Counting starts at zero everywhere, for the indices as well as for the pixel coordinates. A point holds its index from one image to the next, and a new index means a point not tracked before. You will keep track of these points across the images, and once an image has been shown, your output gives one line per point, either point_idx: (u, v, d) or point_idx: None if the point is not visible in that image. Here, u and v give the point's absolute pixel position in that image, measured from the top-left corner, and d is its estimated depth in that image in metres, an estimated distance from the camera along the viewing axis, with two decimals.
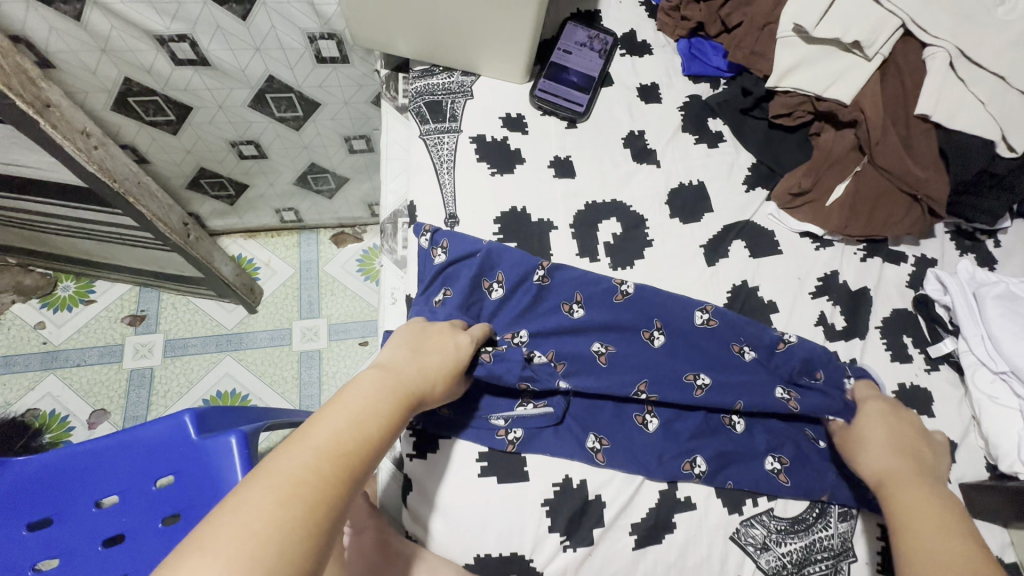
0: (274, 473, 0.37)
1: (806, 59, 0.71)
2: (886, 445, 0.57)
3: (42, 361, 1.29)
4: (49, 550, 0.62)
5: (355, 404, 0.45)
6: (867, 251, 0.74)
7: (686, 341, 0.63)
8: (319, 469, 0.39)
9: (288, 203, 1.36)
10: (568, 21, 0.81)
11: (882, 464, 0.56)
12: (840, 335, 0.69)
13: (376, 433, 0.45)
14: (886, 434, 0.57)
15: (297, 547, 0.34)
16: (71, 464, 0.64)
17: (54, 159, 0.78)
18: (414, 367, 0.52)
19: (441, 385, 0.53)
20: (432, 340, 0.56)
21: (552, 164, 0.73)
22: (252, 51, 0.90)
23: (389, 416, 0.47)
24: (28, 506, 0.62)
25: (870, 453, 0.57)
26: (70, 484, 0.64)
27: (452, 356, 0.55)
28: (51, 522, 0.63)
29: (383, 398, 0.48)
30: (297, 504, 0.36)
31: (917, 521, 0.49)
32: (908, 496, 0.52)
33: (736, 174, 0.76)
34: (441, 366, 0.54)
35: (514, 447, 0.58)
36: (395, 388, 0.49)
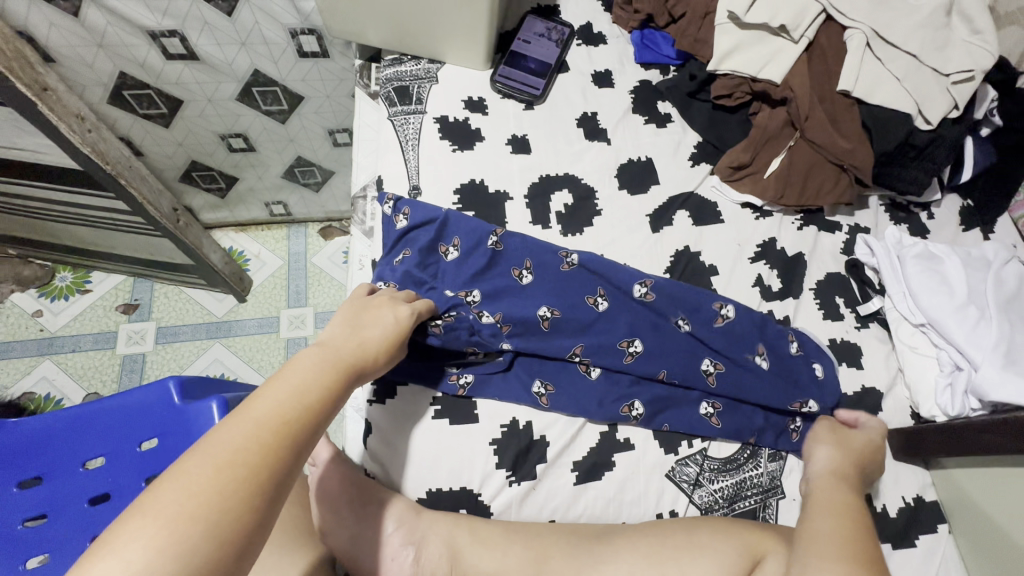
0: (212, 446, 0.40)
1: (741, 43, 0.77)
2: (844, 452, 0.59)
3: (39, 347, 1.34)
4: (39, 506, 0.67)
5: (296, 376, 0.47)
6: (804, 220, 0.79)
7: (627, 305, 0.68)
8: (259, 438, 0.41)
9: (277, 196, 1.42)
10: (528, 15, 0.88)
11: (833, 473, 0.56)
12: (776, 296, 0.74)
13: (319, 399, 0.47)
14: (857, 454, 0.59)
15: (236, 510, 0.37)
16: (63, 425, 0.69)
17: (50, 143, 0.84)
18: (356, 340, 0.54)
19: (384, 355, 0.56)
20: (374, 315, 0.58)
21: (510, 142, 0.79)
22: (238, 46, 0.97)
23: (332, 383, 0.49)
24: (19, 465, 0.67)
25: (829, 456, 0.59)
26: (59, 444, 0.69)
27: (395, 328, 0.58)
28: (41, 480, 0.68)
29: (326, 368, 0.49)
30: (236, 470, 0.39)
31: (822, 533, 0.48)
32: (829, 512, 0.51)
33: (682, 152, 0.82)
34: (384, 339, 0.56)
35: (465, 391, 0.63)
36: (337, 360, 0.51)
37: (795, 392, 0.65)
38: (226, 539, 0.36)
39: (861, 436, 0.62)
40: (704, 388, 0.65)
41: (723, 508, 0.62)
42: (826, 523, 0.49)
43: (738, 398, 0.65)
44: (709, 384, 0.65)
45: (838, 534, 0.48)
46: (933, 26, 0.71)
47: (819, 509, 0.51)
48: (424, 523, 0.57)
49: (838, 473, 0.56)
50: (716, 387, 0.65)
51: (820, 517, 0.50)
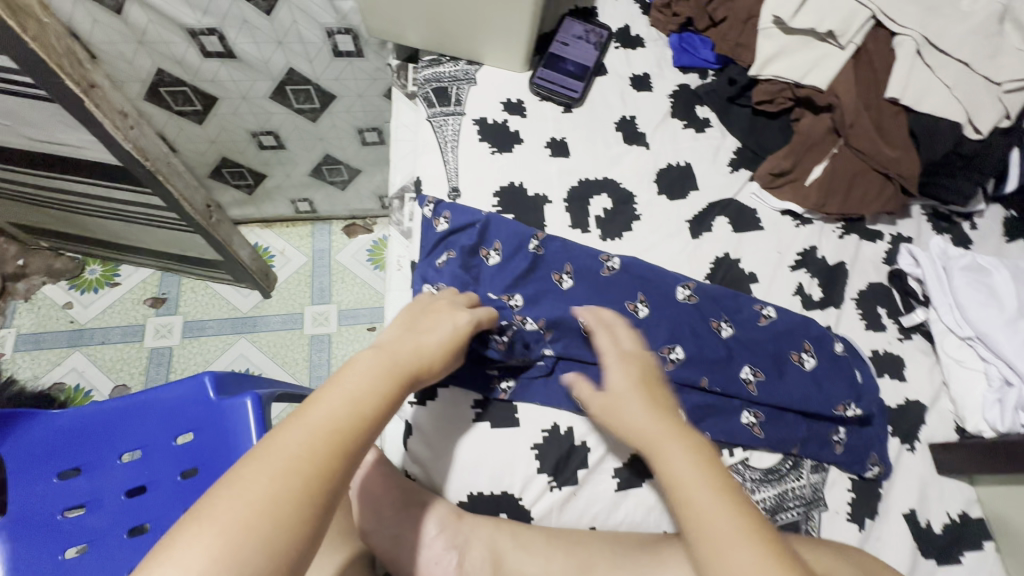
0: (270, 452, 0.40)
1: (784, 49, 0.76)
2: (639, 406, 0.51)
3: (69, 338, 1.36)
4: (77, 497, 0.68)
5: (355, 381, 0.47)
6: (845, 229, 0.78)
7: (668, 311, 0.67)
8: (314, 446, 0.41)
9: (303, 194, 1.43)
10: (566, 16, 0.87)
11: (654, 431, 0.49)
12: (816, 305, 0.73)
13: (374, 407, 0.46)
14: (645, 398, 0.52)
15: (289, 520, 0.37)
16: (101, 419, 0.71)
17: (93, 139, 0.85)
18: (415, 345, 0.53)
19: (440, 361, 0.55)
20: (432, 320, 0.58)
21: (548, 145, 0.79)
22: (275, 44, 0.98)
23: (388, 390, 0.48)
24: (60, 455, 0.69)
25: (634, 413, 0.51)
26: (99, 436, 0.70)
27: (452, 336, 0.57)
28: (79, 471, 0.69)
29: (385, 373, 0.49)
30: (291, 481, 0.39)
31: (718, 527, 0.42)
32: (699, 485, 0.45)
33: (722, 157, 0.82)
34: (441, 345, 0.55)
35: (507, 395, 0.63)
36: (397, 363, 0.50)
37: (846, 393, 0.64)
38: (279, 549, 0.37)
39: (628, 363, 0.55)
40: (745, 397, 0.64)
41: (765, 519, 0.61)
42: (713, 510, 0.43)
43: (779, 406, 0.64)
44: (751, 392, 0.64)
45: (733, 521, 0.43)
46: (985, 33, 0.69)
47: (691, 486, 0.45)
48: (466, 527, 0.57)
49: (655, 429, 0.49)
50: (758, 395, 0.64)
51: (697, 502, 0.44)
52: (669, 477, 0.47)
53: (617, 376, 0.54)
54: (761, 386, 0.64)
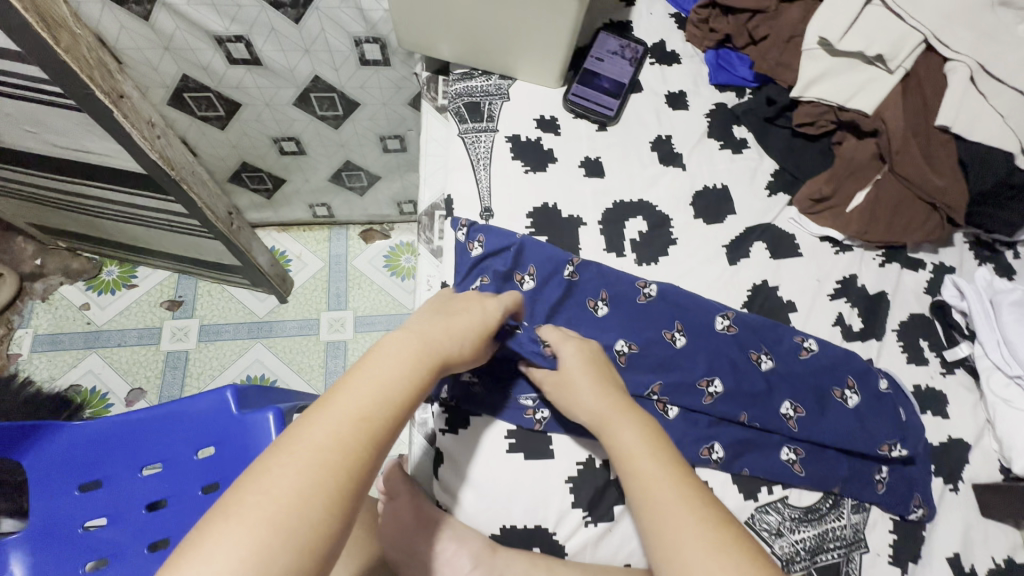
0: (296, 444, 0.39)
1: (829, 71, 0.74)
2: (591, 386, 0.56)
3: (85, 340, 1.35)
4: (99, 511, 0.69)
5: (382, 366, 0.45)
6: (886, 257, 0.76)
7: (706, 341, 0.66)
8: (341, 437, 0.40)
9: (321, 199, 1.42)
10: (601, 31, 0.85)
11: (604, 412, 0.54)
12: (857, 336, 0.71)
13: (404, 394, 0.45)
14: (594, 375, 0.57)
15: (318, 514, 0.37)
16: (120, 432, 0.70)
17: (119, 148, 0.83)
18: (445, 330, 0.52)
19: (470, 348, 0.53)
20: (459, 306, 0.56)
21: (582, 164, 0.77)
22: (302, 53, 0.96)
23: (418, 375, 0.47)
24: (81, 468, 0.69)
25: (585, 395, 0.56)
26: (120, 450, 0.70)
27: (480, 324, 0.55)
28: (101, 484, 0.69)
29: (413, 357, 0.47)
30: (319, 474, 0.38)
31: (659, 490, 0.47)
32: (642, 454, 0.50)
33: (760, 179, 0.80)
34: (469, 331, 0.54)
35: (541, 426, 0.62)
36: (425, 348, 0.49)
37: (888, 431, 0.62)
38: (308, 544, 0.36)
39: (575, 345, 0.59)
40: (785, 433, 0.62)
41: (805, 560, 0.59)
42: (655, 476, 0.48)
43: (820, 443, 0.62)
44: (792, 428, 0.62)
45: (672, 485, 0.47)
46: None
47: (635, 455, 0.50)
48: (500, 561, 0.55)
49: (605, 406, 0.54)
50: (800, 431, 0.62)
51: (642, 470, 0.49)
52: (618, 453, 0.51)
53: (568, 358, 0.58)
54: (802, 422, 0.62)
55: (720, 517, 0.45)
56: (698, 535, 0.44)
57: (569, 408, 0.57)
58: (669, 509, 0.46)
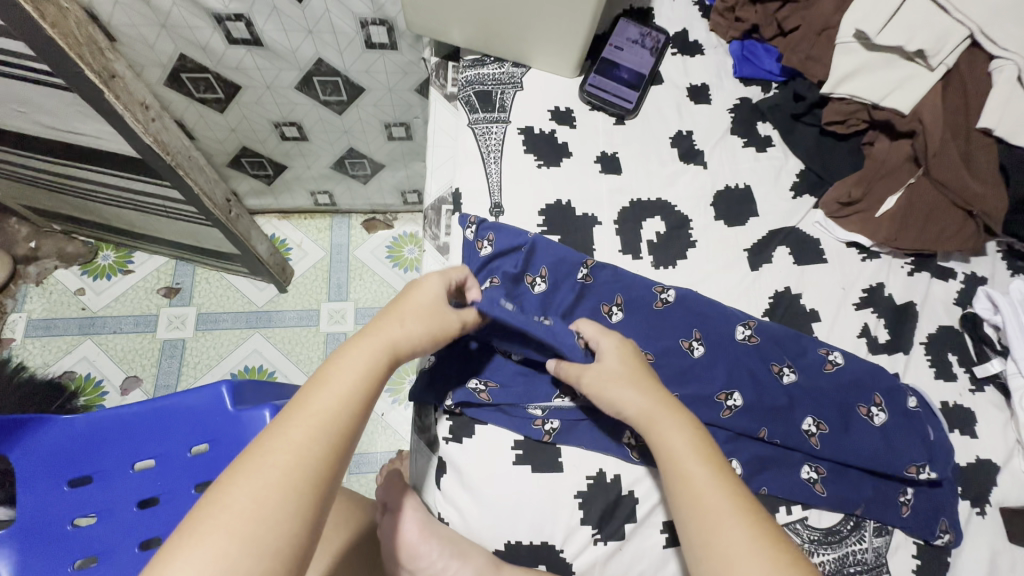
0: (261, 455, 0.42)
1: (865, 65, 0.69)
2: (636, 382, 0.54)
3: (80, 326, 1.32)
4: (88, 507, 0.66)
5: (336, 375, 0.48)
6: (915, 265, 0.73)
7: (725, 352, 0.62)
8: (301, 447, 0.43)
9: (323, 186, 1.38)
10: (620, 17, 0.81)
11: (650, 411, 0.52)
12: (883, 349, 0.68)
13: (361, 397, 0.47)
14: (635, 371, 0.55)
15: (283, 516, 0.40)
16: (108, 427, 0.67)
17: (112, 130, 0.79)
18: (397, 324, 0.52)
19: (424, 335, 0.53)
20: (410, 291, 0.55)
21: (599, 160, 0.73)
22: (305, 34, 0.92)
23: (374, 379, 0.48)
24: (69, 463, 0.66)
25: (628, 391, 0.54)
26: (110, 444, 0.67)
27: (431, 306, 0.54)
28: (90, 480, 0.67)
29: (369, 359, 0.49)
30: (282, 480, 0.41)
31: (711, 499, 0.47)
32: (691, 460, 0.50)
33: (784, 180, 0.76)
34: (420, 316, 0.54)
35: (551, 437, 0.59)
36: (380, 346, 0.50)
37: (917, 452, 0.59)
38: (276, 546, 0.39)
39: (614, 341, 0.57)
40: (807, 450, 0.59)
41: None
42: (709, 484, 0.48)
43: (843, 462, 0.59)
44: (814, 446, 0.59)
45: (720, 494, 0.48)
46: None
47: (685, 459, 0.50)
48: None
49: (652, 405, 0.53)
50: (822, 449, 0.59)
51: (693, 475, 0.49)
52: (667, 454, 0.51)
53: (608, 350, 0.56)
54: (824, 440, 0.59)
55: (768, 528, 0.46)
56: (750, 545, 0.45)
57: (611, 402, 0.54)
58: (719, 518, 0.47)
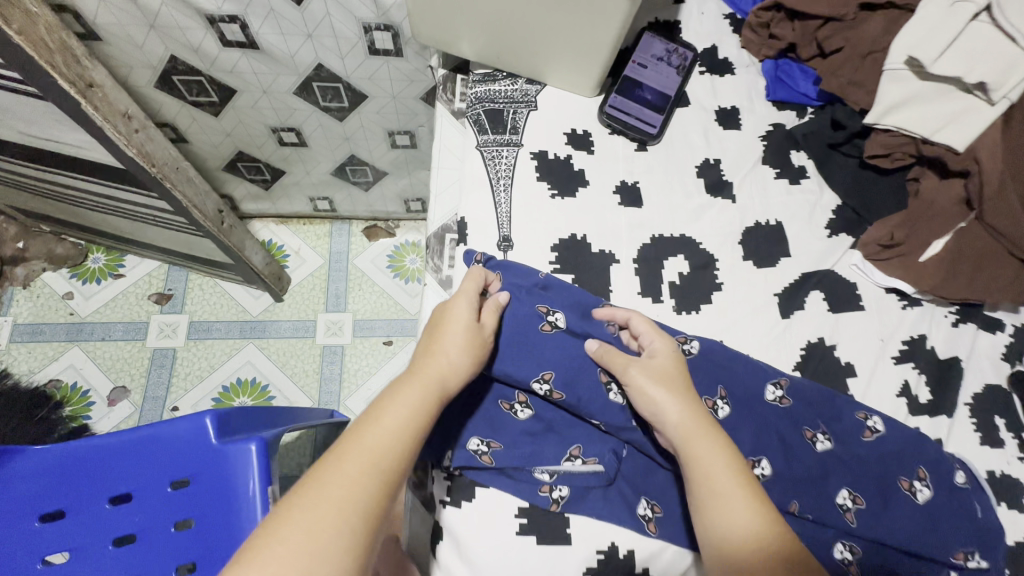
0: (317, 492, 0.40)
1: (917, 96, 0.62)
2: (680, 393, 0.50)
3: (67, 332, 1.27)
4: (61, 543, 0.59)
5: (389, 408, 0.46)
6: (960, 315, 0.66)
7: (753, 414, 0.56)
8: (357, 482, 0.41)
9: (323, 192, 1.31)
10: (645, 31, 0.74)
11: (688, 423, 0.49)
12: (924, 410, 0.62)
13: (413, 433, 0.45)
14: (678, 381, 0.51)
15: (338, 556, 0.38)
16: (79, 460, 0.61)
17: (91, 140, 0.73)
18: (442, 355, 0.50)
19: (469, 368, 0.51)
20: (449, 317, 0.53)
21: (618, 190, 0.67)
22: (304, 38, 0.85)
23: (426, 412, 0.47)
24: (43, 495, 0.59)
25: (668, 401, 0.50)
26: (88, 477, 0.61)
27: (471, 333, 0.52)
28: (63, 514, 0.60)
29: (420, 394, 0.47)
30: (339, 516, 0.39)
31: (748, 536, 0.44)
32: (724, 475, 0.46)
33: (819, 217, 0.69)
34: (462, 343, 0.51)
35: (559, 506, 0.53)
36: (431, 384, 0.48)
37: (963, 534, 0.53)
38: None
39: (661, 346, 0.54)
40: (842, 528, 0.53)
41: None
42: (734, 499, 0.45)
43: (881, 543, 0.53)
44: (850, 524, 0.53)
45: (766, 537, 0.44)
46: None
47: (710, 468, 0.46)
48: None
49: (692, 422, 0.49)
50: (858, 528, 0.53)
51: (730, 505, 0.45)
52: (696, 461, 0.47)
53: (663, 350, 0.53)
54: (861, 517, 0.54)
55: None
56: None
57: (649, 413, 0.51)
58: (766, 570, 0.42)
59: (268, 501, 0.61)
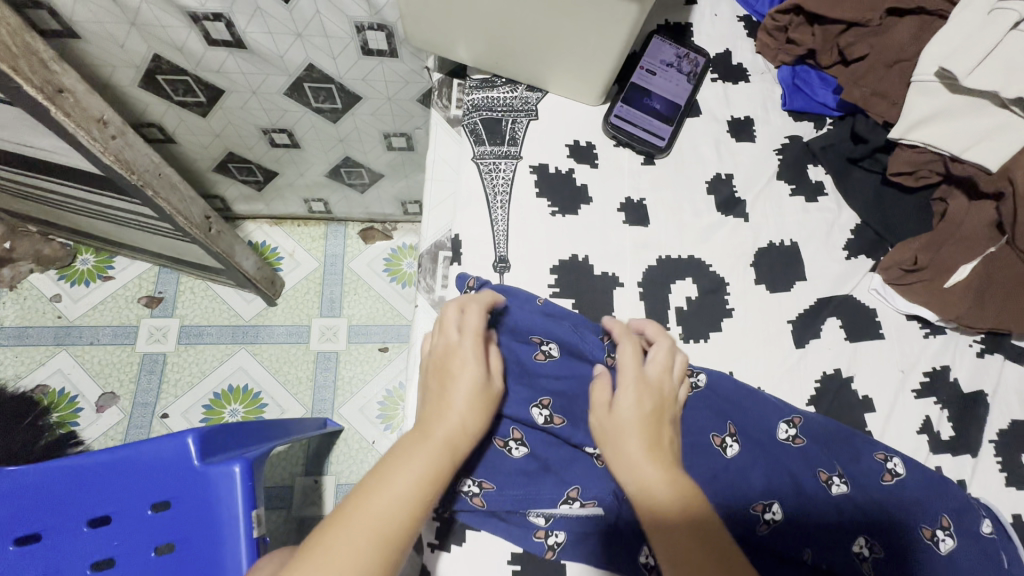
0: (318, 565, 0.37)
1: (945, 111, 0.58)
2: (641, 439, 0.45)
3: (55, 336, 1.20)
4: (34, 569, 0.55)
5: (396, 468, 0.42)
6: (986, 345, 0.62)
7: (765, 455, 0.52)
8: (361, 554, 0.38)
9: (318, 194, 1.25)
10: (654, 35, 0.69)
11: (643, 472, 0.44)
12: (946, 448, 0.58)
13: (423, 498, 0.41)
14: (641, 428, 0.46)
15: None
16: (45, 485, 0.55)
17: (66, 146, 0.69)
18: (453, 408, 0.46)
19: (480, 423, 0.47)
20: (456, 366, 0.48)
21: (622, 208, 0.63)
22: (293, 37, 0.80)
23: (437, 473, 0.43)
24: (16, 519, 0.55)
25: (629, 449, 0.45)
26: (60, 500, 0.56)
27: (480, 388, 0.48)
28: (37, 538, 0.55)
29: (430, 452, 0.43)
30: None
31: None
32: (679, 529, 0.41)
33: (837, 237, 0.65)
34: (470, 400, 0.47)
35: (554, 553, 0.51)
36: (442, 441, 0.44)
37: None
38: None
39: (624, 399, 0.47)
40: None
41: None
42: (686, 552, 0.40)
43: None
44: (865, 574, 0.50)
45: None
46: None
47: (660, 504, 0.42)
48: None
49: (648, 470, 0.44)
50: None
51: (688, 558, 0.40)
52: (646, 500, 0.43)
53: (625, 399, 0.47)
54: (879, 567, 0.50)
55: None
56: None
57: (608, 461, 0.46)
58: None
59: (251, 525, 0.56)
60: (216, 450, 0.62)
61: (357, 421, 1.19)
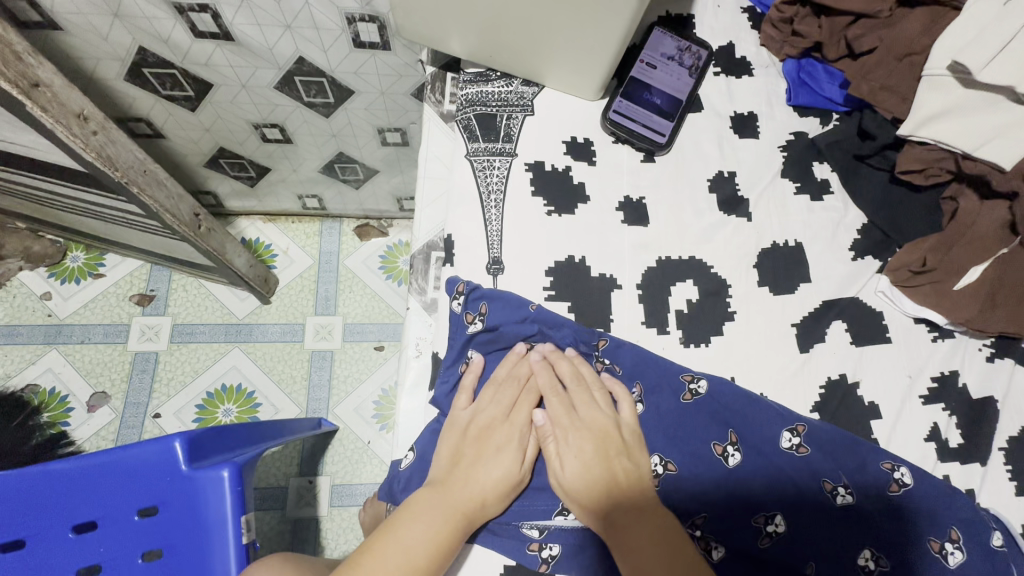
0: None
1: (958, 106, 0.55)
2: (592, 480, 0.48)
3: (45, 335, 1.18)
4: None
5: (410, 524, 0.45)
6: (996, 349, 0.60)
7: (767, 465, 0.51)
8: None
9: (311, 190, 1.22)
10: (655, 26, 0.67)
11: (601, 507, 0.47)
12: (954, 456, 0.56)
13: (429, 560, 0.44)
14: (592, 474, 0.48)
15: None
16: (21, 492, 0.51)
17: (46, 142, 0.67)
18: (474, 477, 0.48)
19: (497, 494, 0.48)
20: (489, 436, 0.50)
21: (621, 207, 0.61)
22: (282, 29, 0.77)
23: (446, 538, 0.45)
24: None
25: (581, 490, 0.48)
26: (43, 503, 0.52)
27: (510, 461, 0.49)
28: (21, 545, 0.51)
29: (443, 514, 0.46)
30: None
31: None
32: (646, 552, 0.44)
33: (842, 237, 0.63)
34: (498, 484, 0.48)
35: (548, 567, 0.49)
36: (457, 507, 0.46)
37: None
38: None
39: (569, 461, 0.49)
40: None
41: None
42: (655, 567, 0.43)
43: None
44: None
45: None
46: None
47: (624, 529, 0.45)
48: None
49: (606, 506, 0.47)
50: None
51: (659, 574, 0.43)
52: (615, 535, 0.45)
53: (569, 457, 0.49)
54: None
55: None
56: None
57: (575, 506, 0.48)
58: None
59: (241, 531, 0.54)
60: (206, 455, 0.60)
61: (353, 421, 1.17)
